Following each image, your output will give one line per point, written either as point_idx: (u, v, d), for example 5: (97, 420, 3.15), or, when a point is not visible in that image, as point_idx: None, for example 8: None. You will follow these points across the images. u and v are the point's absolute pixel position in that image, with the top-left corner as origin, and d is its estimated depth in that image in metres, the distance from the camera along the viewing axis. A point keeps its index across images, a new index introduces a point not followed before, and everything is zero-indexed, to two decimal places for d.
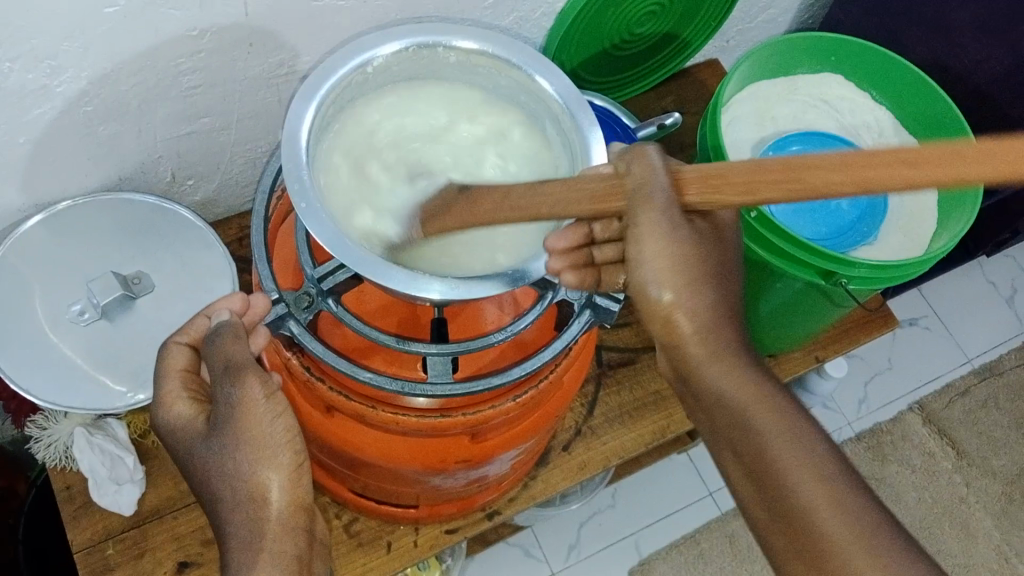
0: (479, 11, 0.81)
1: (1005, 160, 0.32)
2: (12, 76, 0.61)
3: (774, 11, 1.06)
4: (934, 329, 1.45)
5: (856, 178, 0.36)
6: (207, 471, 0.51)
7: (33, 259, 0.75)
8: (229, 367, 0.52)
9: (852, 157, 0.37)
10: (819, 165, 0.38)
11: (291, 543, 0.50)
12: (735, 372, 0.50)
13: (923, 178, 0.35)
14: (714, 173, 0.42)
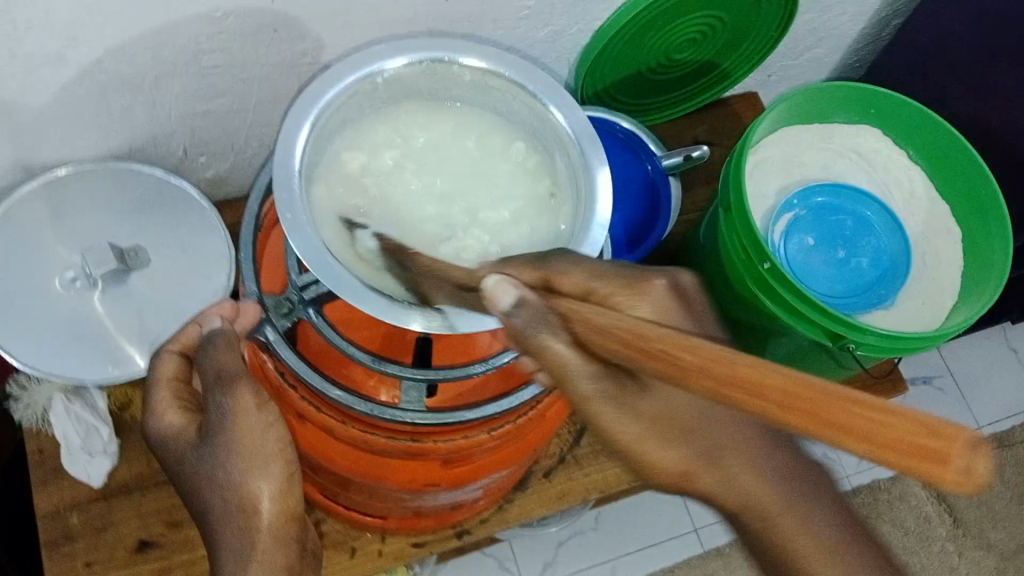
0: (513, 22, 0.78)
1: (885, 430, 0.30)
2: (27, 39, 0.60)
3: (822, 50, 1.03)
4: (947, 390, 1.41)
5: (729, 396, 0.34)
6: (196, 481, 0.50)
7: (31, 221, 0.74)
8: (222, 377, 0.50)
9: (741, 369, 0.33)
10: (701, 374, 0.35)
11: (283, 554, 0.48)
12: (795, 535, 0.42)
13: (822, 430, 0.31)
14: (594, 320, 0.41)
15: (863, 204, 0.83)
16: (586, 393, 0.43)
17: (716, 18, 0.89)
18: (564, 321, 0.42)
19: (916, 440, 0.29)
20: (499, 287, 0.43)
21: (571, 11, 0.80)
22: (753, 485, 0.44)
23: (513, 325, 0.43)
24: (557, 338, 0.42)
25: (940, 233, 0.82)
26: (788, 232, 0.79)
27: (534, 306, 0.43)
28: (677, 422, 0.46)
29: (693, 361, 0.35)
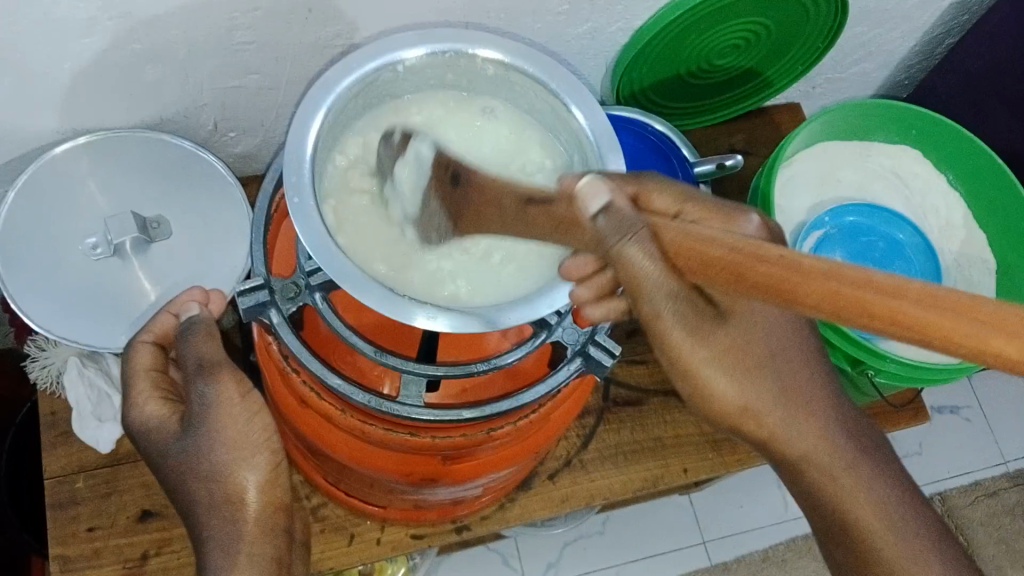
0: (552, 15, 0.77)
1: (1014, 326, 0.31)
2: (61, 3, 0.60)
3: (869, 65, 1.01)
4: (974, 421, 1.40)
5: (858, 305, 0.33)
6: (181, 471, 0.52)
7: (57, 184, 0.75)
8: (203, 366, 0.54)
9: (869, 283, 0.33)
10: (811, 290, 0.35)
11: (270, 545, 0.51)
12: (817, 446, 0.52)
13: (936, 331, 0.32)
14: (697, 239, 0.39)
15: (897, 228, 0.80)
16: (665, 317, 0.43)
17: (761, 25, 0.87)
18: (656, 240, 0.41)
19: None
20: (592, 187, 0.42)
21: (611, 9, 0.79)
22: (787, 412, 0.51)
23: (597, 229, 0.42)
24: (640, 250, 0.40)
25: (973, 262, 0.80)
26: (818, 249, 0.77)
27: (624, 215, 0.41)
28: (745, 356, 0.49)
29: (819, 277, 0.34)
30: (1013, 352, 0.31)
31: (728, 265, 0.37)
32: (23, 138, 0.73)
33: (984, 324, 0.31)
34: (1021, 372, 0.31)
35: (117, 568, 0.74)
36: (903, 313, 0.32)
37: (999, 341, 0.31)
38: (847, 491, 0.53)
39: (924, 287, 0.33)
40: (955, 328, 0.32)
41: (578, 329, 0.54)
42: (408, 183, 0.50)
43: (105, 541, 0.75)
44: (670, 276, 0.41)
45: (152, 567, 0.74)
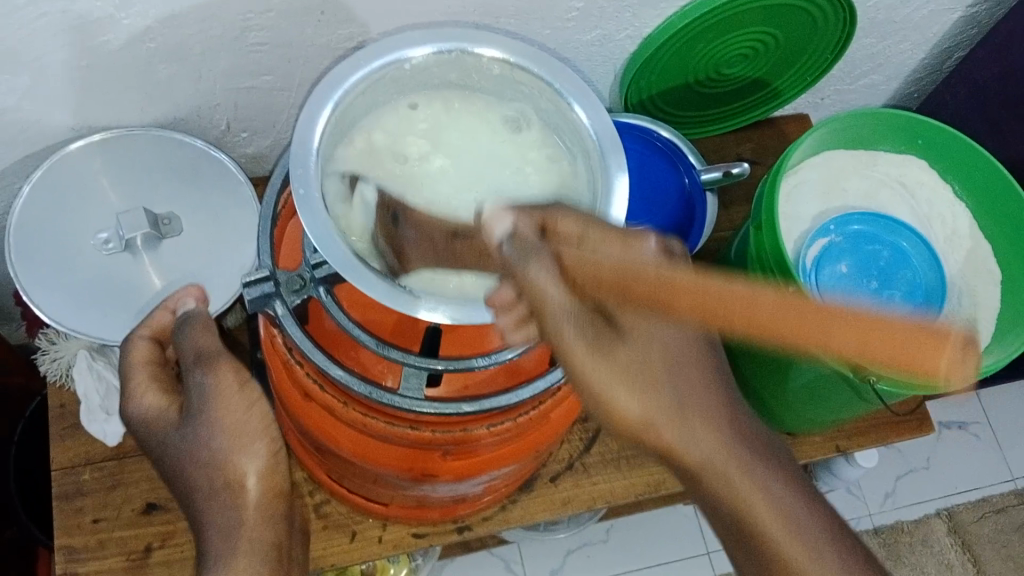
0: (561, 22, 0.78)
1: (836, 322, 0.37)
2: (80, 1, 0.61)
3: (879, 77, 1.02)
4: (982, 437, 1.39)
5: (718, 316, 0.40)
6: (180, 457, 0.54)
7: (70, 180, 0.77)
8: (200, 356, 0.56)
9: (728, 295, 0.40)
10: (689, 301, 0.41)
11: (270, 532, 0.53)
12: (748, 492, 0.47)
13: (782, 330, 0.38)
14: (596, 265, 0.44)
15: (901, 235, 0.80)
16: (567, 335, 0.45)
17: (769, 35, 0.88)
18: (556, 262, 0.45)
19: (876, 346, 0.36)
20: (496, 216, 0.48)
21: (620, 17, 0.80)
22: (715, 444, 0.48)
23: (505, 254, 0.46)
24: (542, 270, 0.45)
25: (979, 272, 0.79)
26: (820, 259, 0.77)
27: (527, 240, 0.46)
28: (646, 370, 0.48)
29: (694, 292, 0.41)
30: (853, 344, 0.37)
31: (633, 286, 0.43)
32: (39, 135, 0.75)
33: (828, 321, 0.38)
34: (861, 360, 0.37)
35: (120, 559, 0.75)
36: (756, 317, 0.39)
37: (845, 335, 0.37)
38: (775, 534, 0.47)
39: (773, 297, 0.39)
40: (813, 327, 0.38)
41: None
42: (360, 225, 0.50)
43: (110, 532, 0.75)
44: (569, 293, 0.45)
45: (155, 560, 0.75)
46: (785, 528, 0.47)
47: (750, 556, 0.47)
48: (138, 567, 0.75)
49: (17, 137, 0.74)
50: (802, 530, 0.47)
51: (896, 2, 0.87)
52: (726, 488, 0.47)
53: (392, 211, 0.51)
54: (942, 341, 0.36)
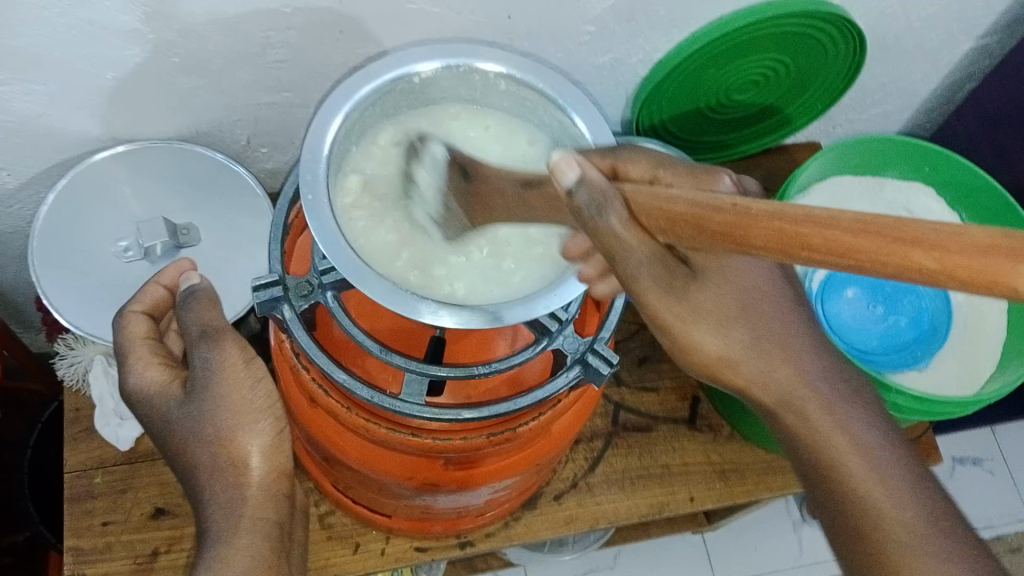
0: (573, 45, 0.80)
1: (924, 238, 0.30)
2: (108, 14, 0.64)
3: (890, 106, 1.03)
4: (996, 473, 1.38)
5: (785, 242, 0.34)
6: (185, 436, 0.56)
7: (94, 188, 0.79)
8: (206, 333, 0.58)
9: (798, 218, 0.34)
10: (757, 229, 0.35)
11: (272, 510, 0.56)
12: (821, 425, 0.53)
13: (858, 254, 0.32)
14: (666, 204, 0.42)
15: None
16: (643, 277, 0.46)
17: (779, 62, 0.89)
18: (629, 208, 0.44)
19: (960, 270, 0.29)
20: (564, 162, 0.44)
21: (632, 40, 0.81)
22: (788, 381, 0.54)
23: (576, 201, 0.44)
24: (620, 221, 0.44)
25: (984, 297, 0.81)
26: (825, 287, 0.80)
27: (598, 186, 0.44)
28: (726, 311, 0.52)
29: (759, 219, 0.36)
30: (931, 264, 0.30)
31: (694, 219, 0.39)
32: (63, 144, 0.77)
33: (902, 241, 0.31)
34: (948, 286, 0.30)
35: (127, 563, 0.76)
36: (829, 240, 0.33)
37: (918, 255, 0.30)
38: (839, 450, 0.52)
39: (850, 215, 0.33)
40: (891, 250, 0.31)
41: (579, 339, 0.56)
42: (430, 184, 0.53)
43: (117, 536, 0.76)
44: (645, 235, 0.44)
45: (161, 564, 0.76)
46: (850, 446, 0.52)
47: (817, 477, 0.52)
48: (143, 571, 0.75)
49: (43, 145, 0.76)
50: (878, 462, 0.52)
51: (904, 31, 0.89)
52: (801, 419, 0.53)
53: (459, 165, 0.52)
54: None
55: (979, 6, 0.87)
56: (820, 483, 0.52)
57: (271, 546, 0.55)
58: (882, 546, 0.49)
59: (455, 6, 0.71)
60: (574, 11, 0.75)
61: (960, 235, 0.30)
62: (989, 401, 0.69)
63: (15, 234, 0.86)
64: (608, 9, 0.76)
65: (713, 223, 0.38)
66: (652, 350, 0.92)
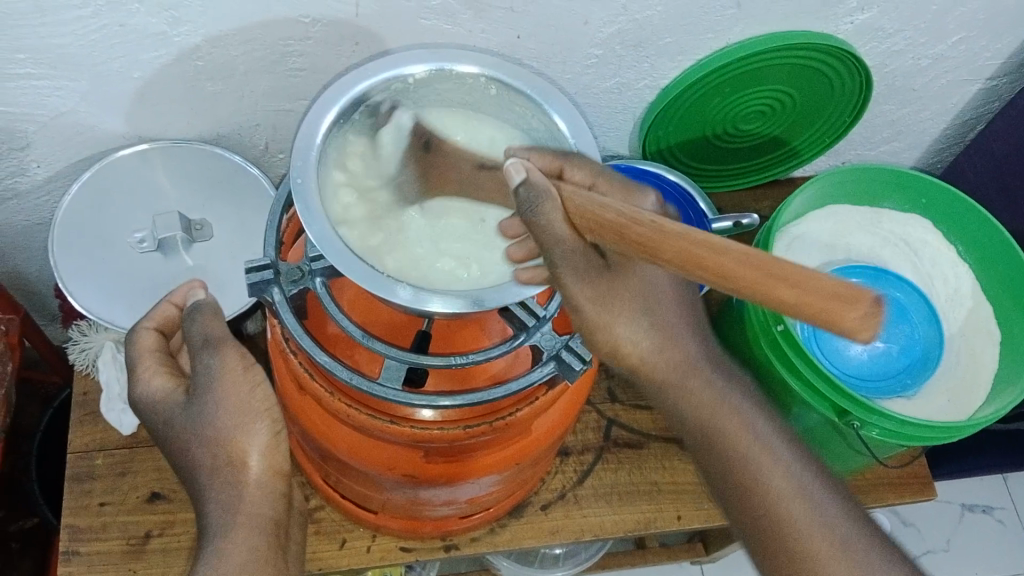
0: (582, 69, 0.82)
1: (786, 275, 0.38)
2: (138, 17, 0.67)
3: (900, 144, 1.04)
4: (1008, 522, 1.36)
5: (683, 259, 0.40)
6: (188, 437, 0.58)
7: (116, 183, 0.83)
8: (208, 343, 0.59)
9: (696, 241, 0.40)
10: (666, 247, 0.40)
11: (270, 507, 0.57)
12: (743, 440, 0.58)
13: (740, 283, 0.38)
14: (596, 211, 0.45)
15: (897, 289, 0.85)
16: (563, 269, 0.49)
17: (786, 94, 0.91)
18: (564, 206, 0.47)
19: (812, 306, 0.37)
20: (514, 167, 0.49)
21: (639, 66, 0.84)
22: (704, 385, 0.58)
23: (521, 199, 0.48)
24: (554, 211, 0.47)
25: (974, 329, 0.83)
26: None
27: (537, 185, 0.47)
28: (644, 306, 0.54)
29: (668, 237, 0.40)
30: (789, 298, 0.38)
31: (615, 225, 0.43)
32: (91, 140, 0.81)
33: (770, 276, 0.38)
34: (799, 315, 0.38)
35: (120, 543, 0.78)
36: (720, 267, 0.39)
37: (780, 289, 0.38)
38: (744, 448, 0.57)
39: (738, 251, 0.39)
40: (763, 284, 0.38)
41: (556, 337, 0.58)
42: (392, 149, 0.57)
43: (113, 516, 0.79)
44: (575, 233, 0.47)
45: (153, 546, 0.78)
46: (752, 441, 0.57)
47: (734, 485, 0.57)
48: (135, 552, 0.78)
49: (70, 141, 0.80)
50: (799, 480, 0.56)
51: (912, 69, 0.90)
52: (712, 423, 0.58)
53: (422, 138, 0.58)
54: (865, 300, 0.37)
55: (988, 48, 0.89)
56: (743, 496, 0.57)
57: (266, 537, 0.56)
58: (781, 533, 0.55)
59: (465, 24, 0.74)
60: (582, 34, 0.78)
61: (810, 274, 0.37)
62: (982, 426, 0.70)
63: (41, 226, 0.90)
64: (615, 34, 0.78)
65: (636, 233, 0.42)
66: None
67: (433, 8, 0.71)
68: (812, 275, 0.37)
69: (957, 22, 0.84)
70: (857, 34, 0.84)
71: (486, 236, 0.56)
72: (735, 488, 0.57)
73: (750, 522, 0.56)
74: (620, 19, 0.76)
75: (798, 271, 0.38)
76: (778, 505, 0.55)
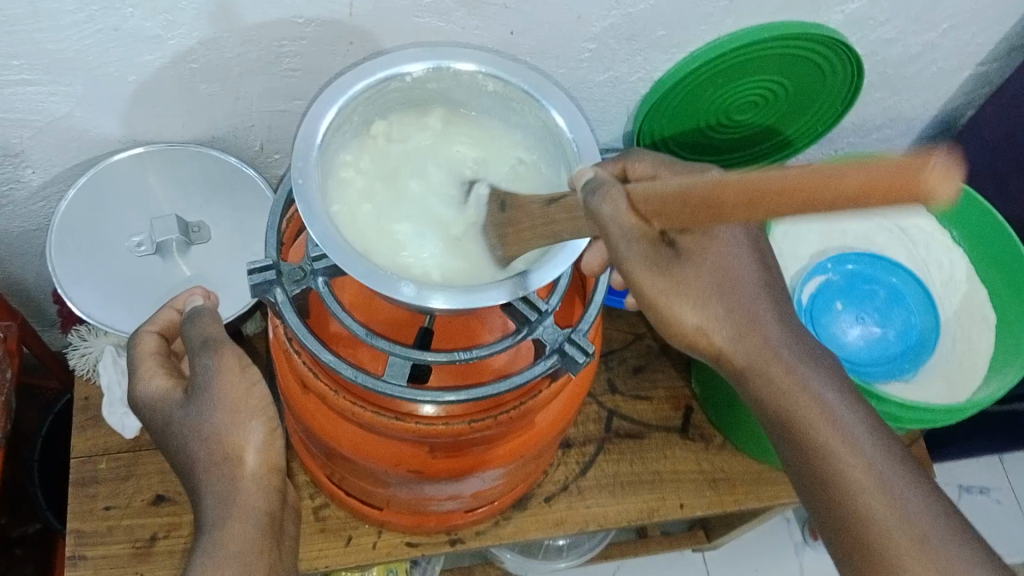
0: (575, 63, 0.83)
1: (843, 170, 0.36)
2: (132, 20, 0.67)
3: (892, 132, 1.05)
4: (1005, 503, 1.37)
5: (754, 202, 0.40)
6: (185, 436, 0.58)
7: (112, 187, 0.83)
8: (207, 341, 0.60)
9: (757, 182, 0.40)
10: (736, 197, 0.41)
11: (262, 500, 0.57)
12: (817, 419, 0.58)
13: (810, 198, 0.37)
14: (664, 196, 0.46)
15: (894, 275, 0.85)
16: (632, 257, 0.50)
17: (779, 84, 0.91)
18: (629, 198, 0.48)
19: (878, 182, 0.34)
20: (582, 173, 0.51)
21: (632, 59, 0.84)
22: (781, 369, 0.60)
23: (587, 198, 0.48)
24: (612, 208, 0.47)
25: (971, 314, 0.84)
26: (816, 294, 0.83)
27: (601, 179, 0.49)
28: (705, 287, 0.58)
29: (734, 188, 0.41)
30: (856, 184, 0.35)
31: (684, 201, 0.44)
32: (86, 145, 0.80)
33: (828, 175, 0.36)
34: (874, 199, 0.35)
35: (126, 546, 0.78)
36: (785, 188, 0.38)
37: (844, 179, 0.36)
38: (821, 435, 0.58)
39: (796, 171, 0.38)
40: (825, 186, 0.36)
41: (558, 330, 0.58)
42: (474, 221, 0.56)
43: (118, 520, 0.79)
44: (641, 223, 0.48)
45: (159, 548, 0.78)
46: (831, 430, 0.58)
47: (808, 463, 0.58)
48: (142, 554, 0.78)
49: (66, 146, 0.80)
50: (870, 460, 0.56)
51: (902, 57, 0.91)
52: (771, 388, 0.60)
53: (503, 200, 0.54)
54: (924, 155, 0.34)
55: (978, 34, 0.89)
56: (816, 477, 0.57)
57: (262, 536, 0.57)
58: (859, 523, 0.54)
59: (459, 21, 0.74)
60: (576, 28, 0.78)
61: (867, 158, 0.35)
62: (978, 408, 0.71)
63: (37, 232, 0.90)
64: (608, 28, 0.79)
65: (696, 201, 0.43)
66: (647, 360, 0.93)
67: (427, 6, 0.72)
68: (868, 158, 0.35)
69: (946, 8, 0.85)
70: (848, 23, 0.85)
71: (447, 248, 0.54)
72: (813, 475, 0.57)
73: (815, 492, 0.58)
74: (613, 13, 0.77)
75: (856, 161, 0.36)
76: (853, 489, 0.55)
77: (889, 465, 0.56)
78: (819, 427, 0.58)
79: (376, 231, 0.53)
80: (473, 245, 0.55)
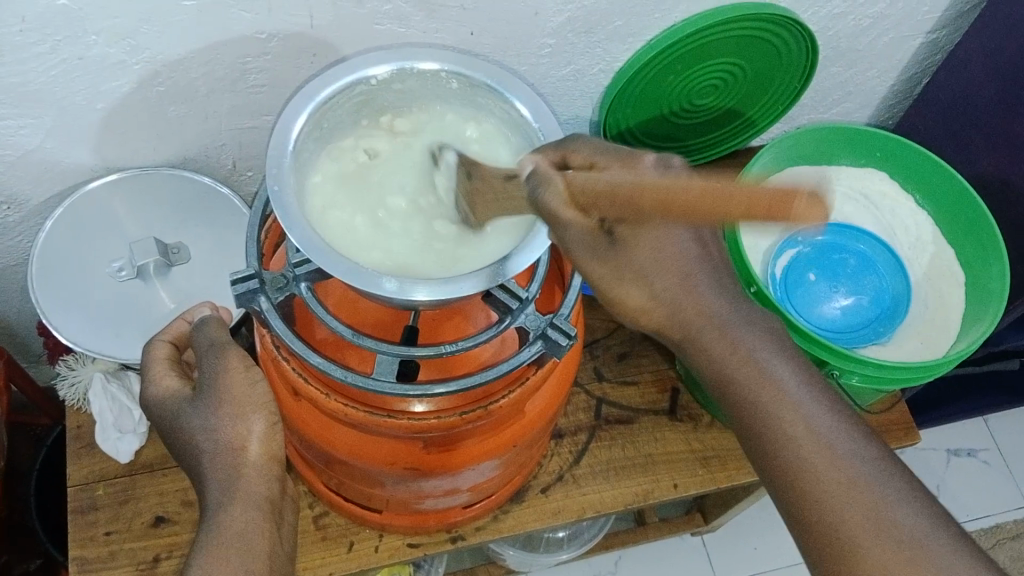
0: (536, 59, 0.84)
1: (737, 194, 0.41)
2: (96, 48, 0.68)
3: (852, 105, 1.07)
4: (992, 463, 1.39)
5: (660, 207, 0.44)
6: (190, 427, 0.59)
7: (89, 214, 0.84)
8: (214, 345, 0.61)
9: (667, 189, 0.44)
10: (648, 202, 0.45)
11: (265, 485, 0.58)
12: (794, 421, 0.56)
13: (705, 212, 0.42)
14: (595, 189, 0.47)
15: (860, 241, 0.88)
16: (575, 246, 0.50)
17: (737, 66, 0.93)
18: (570, 188, 0.48)
19: (758, 204, 0.40)
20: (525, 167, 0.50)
21: (592, 51, 0.86)
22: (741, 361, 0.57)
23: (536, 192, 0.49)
24: (559, 198, 0.48)
25: (939, 272, 0.87)
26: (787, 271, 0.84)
27: (544, 174, 0.49)
28: (655, 263, 0.53)
29: (648, 195, 0.45)
30: (744, 212, 0.41)
31: (609, 198, 0.47)
32: (60, 176, 0.81)
33: (726, 198, 0.42)
34: (760, 221, 0.41)
35: (130, 570, 0.79)
36: (690, 202, 0.43)
37: (733, 207, 0.41)
38: (767, 402, 0.56)
39: (699, 187, 0.43)
40: (720, 206, 0.42)
41: (540, 317, 0.60)
42: (444, 186, 0.58)
43: (120, 544, 0.80)
44: (583, 214, 0.48)
45: (163, 569, 0.79)
46: (775, 394, 0.56)
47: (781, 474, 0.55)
48: None
49: (40, 177, 0.80)
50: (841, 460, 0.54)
51: (855, 31, 0.93)
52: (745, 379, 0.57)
53: (467, 169, 0.56)
54: (797, 197, 0.40)
55: (925, 3, 0.92)
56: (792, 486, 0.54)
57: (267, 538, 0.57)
58: (803, 479, 0.54)
59: (418, 25, 0.75)
60: (534, 25, 0.79)
61: (756, 189, 0.40)
62: (956, 361, 0.73)
63: (17, 267, 0.90)
64: (565, 22, 0.80)
65: (621, 196, 0.46)
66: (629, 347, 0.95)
67: (386, 13, 0.73)
68: (758, 190, 0.40)
69: None
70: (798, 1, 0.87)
71: (387, 213, 0.57)
72: (757, 435, 0.57)
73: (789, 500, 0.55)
74: (569, 7, 0.78)
75: (747, 189, 0.41)
76: (796, 448, 0.55)
77: (840, 438, 0.55)
78: (776, 400, 0.56)
79: (332, 197, 0.56)
80: (430, 219, 0.57)
